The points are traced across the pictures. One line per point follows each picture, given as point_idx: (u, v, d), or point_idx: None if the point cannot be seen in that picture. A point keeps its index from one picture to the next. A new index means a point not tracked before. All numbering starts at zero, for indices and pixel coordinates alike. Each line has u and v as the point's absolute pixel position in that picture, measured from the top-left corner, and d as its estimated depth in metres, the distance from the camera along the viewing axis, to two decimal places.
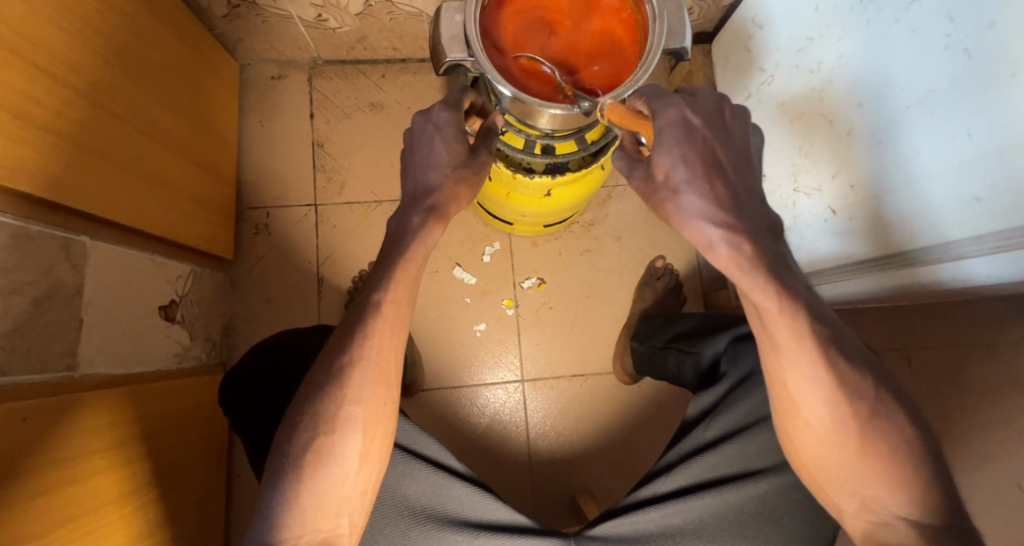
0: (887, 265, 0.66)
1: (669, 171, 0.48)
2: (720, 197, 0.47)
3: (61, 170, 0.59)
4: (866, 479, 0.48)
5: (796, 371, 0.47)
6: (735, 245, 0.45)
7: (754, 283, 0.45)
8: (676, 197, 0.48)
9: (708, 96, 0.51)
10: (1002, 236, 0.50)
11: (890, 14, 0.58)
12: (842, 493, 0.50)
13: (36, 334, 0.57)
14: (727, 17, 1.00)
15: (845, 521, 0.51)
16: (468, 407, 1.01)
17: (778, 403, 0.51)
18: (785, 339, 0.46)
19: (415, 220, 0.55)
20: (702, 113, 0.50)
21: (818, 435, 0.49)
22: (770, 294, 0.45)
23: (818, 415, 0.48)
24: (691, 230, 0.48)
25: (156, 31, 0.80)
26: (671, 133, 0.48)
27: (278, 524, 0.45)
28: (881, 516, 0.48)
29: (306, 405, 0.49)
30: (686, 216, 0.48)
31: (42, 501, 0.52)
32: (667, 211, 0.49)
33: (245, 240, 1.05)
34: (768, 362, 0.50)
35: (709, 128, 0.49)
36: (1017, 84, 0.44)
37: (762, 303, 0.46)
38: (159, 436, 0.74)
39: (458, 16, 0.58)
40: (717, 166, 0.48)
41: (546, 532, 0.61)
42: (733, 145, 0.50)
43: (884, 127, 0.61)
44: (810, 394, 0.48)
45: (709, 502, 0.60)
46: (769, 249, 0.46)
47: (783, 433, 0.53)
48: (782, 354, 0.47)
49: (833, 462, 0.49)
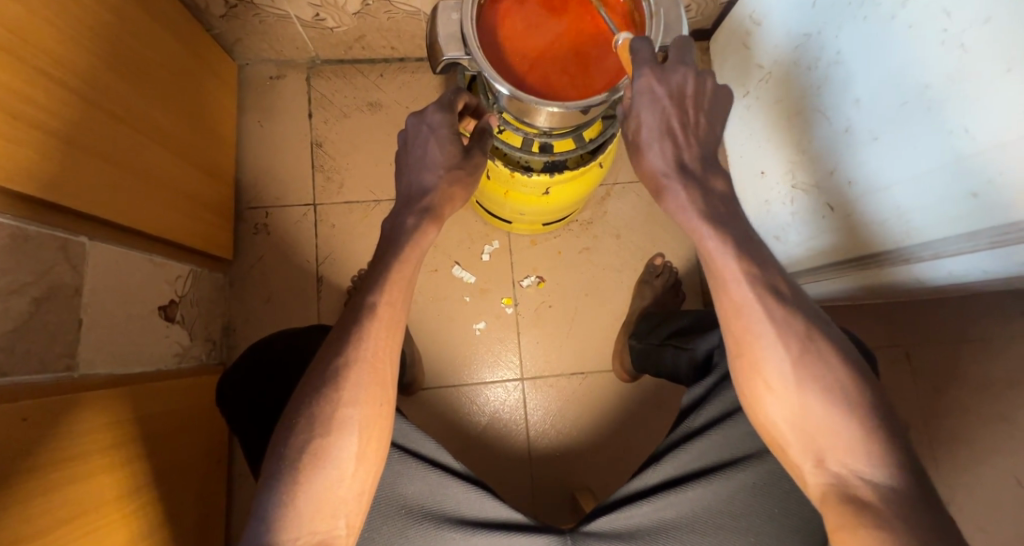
0: (883, 262, 0.66)
1: (635, 133, 0.51)
2: (672, 157, 0.50)
3: (60, 171, 0.60)
4: (823, 434, 0.46)
5: (738, 312, 0.48)
6: (682, 188, 0.49)
7: (690, 222, 0.49)
8: (640, 156, 0.52)
9: (677, 66, 0.51)
10: (995, 232, 0.50)
11: (886, 10, 0.57)
12: (798, 449, 0.47)
13: (35, 335, 0.57)
14: (725, 14, 1.00)
15: (807, 485, 0.48)
16: (468, 406, 1.01)
17: (730, 352, 0.50)
18: (725, 272, 0.48)
19: (410, 222, 0.55)
20: (669, 83, 0.50)
21: (772, 387, 0.48)
22: (706, 232, 0.48)
23: (769, 361, 0.47)
24: (648, 178, 0.52)
25: (153, 32, 0.80)
26: (641, 102, 0.50)
27: (276, 527, 0.46)
28: (837, 475, 0.45)
29: (302, 408, 0.49)
30: (645, 169, 0.52)
31: (42, 500, 0.52)
32: (634, 162, 0.53)
33: (244, 240, 1.05)
34: (717, 308, 0.50)
35: (675, 96, 0.50)
36: (1014, 79, 0.44)
37: (703, 242, 0.48)
38: (158, 436, 0.75)
39: (455, 15, 0.58)
40: (675, 133, 0.50)
41: (543, 530, 0.61)
42: (699, 109, 0.51)
43: (883, 123, 0.60)
44: (756, 336, 0.47)
45: (701, 494, 0.60)
46: (723, 220, 0.48)
47: (742, 391, 0.51)
48: (722, 291, 0.48)
49: (788, 416, 0.47)
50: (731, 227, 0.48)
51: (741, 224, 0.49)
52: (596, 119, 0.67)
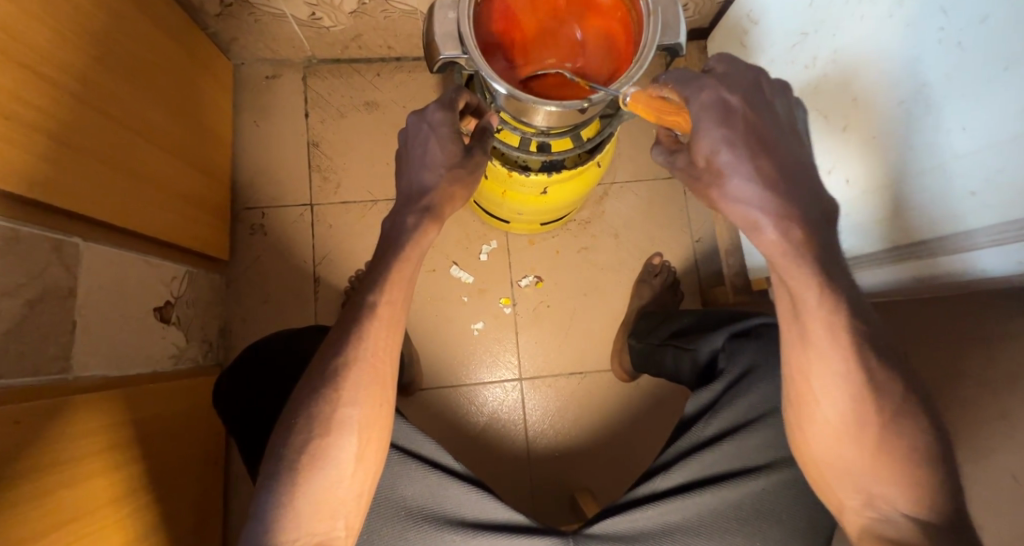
0: (891, 260, 0.66)
1: (710, 157, 0.42)
2: (769, 178, 0.41)
3: (52, 171, 0.59)
4: (870, 474, 0.47)
5: (823, 364, 0.46)
6: (785, 229, 0.41)
7: (798, 273, 0.41)
8: (722, 182, 0.42)
9: (743, 72, 0.45)
10: (1004, 228, 0.48)
11: (885, 9, 0.57)
12: (847, 489, 0.49)
13: (27, 338, 0.56)
14: (721, 13, 1.00)
15: (845, 519, 0.50)
16: (467, 407, 1.01)
17: (792, 393, 0.50)
18: (810, 322, 0.44)
19: (411, 221, 0.55)
20: (739, 89, 0.43)
21: (831, 430, 0.48)
22: (816, 285, 0.42)
23: (831, 407, 0.47)
24: (736, 213, 0.42)
25: (148, 30, 0.79)
26: (706, 119, 0.42)
27: (274, 528, 0.45)
28: (881, 512, 0.47)
29: (301, 408, 0.49)
30: (732, 207, 0.42)
31: (38, 504, 0.52)
32: (712, 197, 0.44)
33: (240, 241, 1.05)
34: (787, 354, 0.48)
35: (750, 106, 0.43)
36: (1012, 77, 0.44)
37: (800, 291, 0.43)
38: (154, 438, 0.74)
39: (452, 14, 0.57)
40: (764, 146, 0.42)
41: (544, 531, 0.61)
42: (777, 124, 0.44)
43: (885, 119, 0.60)
44: (829, 386, 0.46)
45: (708, 499, 0.60)
46: (821, 239, 0.41)
47: (793, 428, 0.52)
48: (806, 341, 0.46)
49: (845, 459, 0.48)
50: (820, 258, 0.41)
51: (842, 270, 0.43)
52: (594, 118, 0.67)
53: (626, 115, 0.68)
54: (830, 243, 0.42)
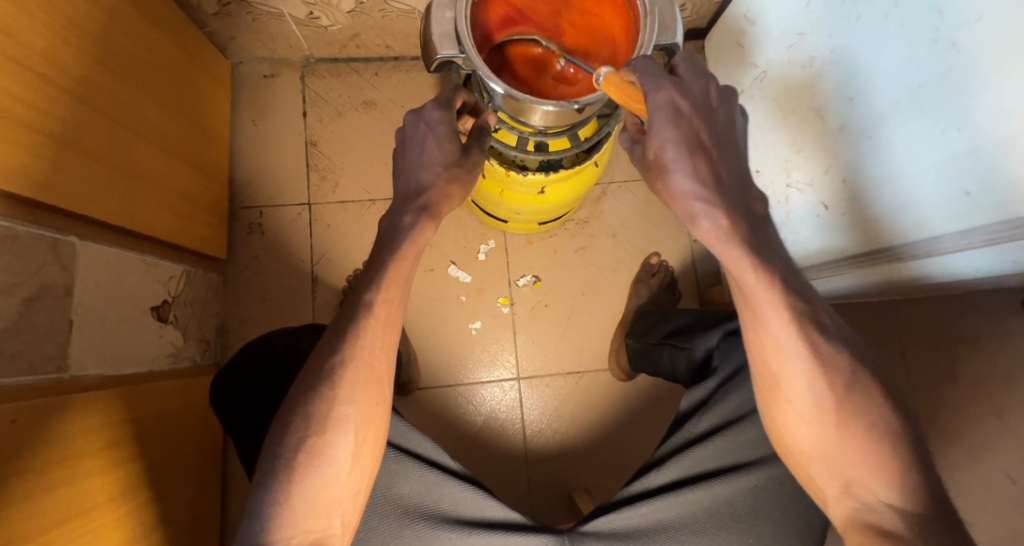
0: (840, 267, 0.75)
1: (659, 152, 0.47)
2: (706, 177, 0.45)
3: (51, 170, 0.59)
4: (852, 461, 0.46)
5: (774, 342, 0.47)
6: (716, 217, 0.44)
7: (732, 255, 0.45)
8: (665, 176, 0.47)
9: (697, 79, 0.49)
10: (992, 230, 0.49)
11: (880, 10, 0.58)
12: (824, 476, 0.48)
13: (24, 336, 0.56)
14: (719, 13, 1.00)
15: (829, 509, 0.48)
16: (464, 406, 1.01)
17: (761, 380, 0.50)
18: (764, 306, 0.45)
19: (408, 220, 0.55)
20: (692, 94, 0.47)
21: (800, 413, 0.48)
22: (749, 265, 0.44)
23: (800, 392, 0.47)
24: (678, 204, 0.46)
25: (146, 30, 0.79)
26: (660, 117, 0.46)
27: (269, 526, 0.45)
28: (862, 501, 0.45)
29: (297, 406, 0.49)
30: (674, 198, 0.47)
31: (35, 503, 0.52)
32: (656, 187, 0.48)
33: (238, 240, 1.05)
34: (748, 339, 0.49)
35: (699, 108, 0.47)
36: (1003, 79, 0.44)
37: (741, 275, 0.45)
38: (152, 437, 0.74)
39: (449, 13, 0.57)
40: (704, 148, 0.46)
41: (540, 529, 0.61)
42: (720, 125, 0.48)
43: (878, 120, 0.60)
44: (791, 368, 0.47)
45: (701, 496, 0.60)
46: (750, 226, 0.45)
47: (765, 411, 0.51)
48: (759, 323, 0.47)
49: (822, 445, 0.47)
50: (750, 241, 0.44)
51: (778, 253, 0.46)
52: (592, 118, 0.67)
53: None
54: (759, 230, 0.45)
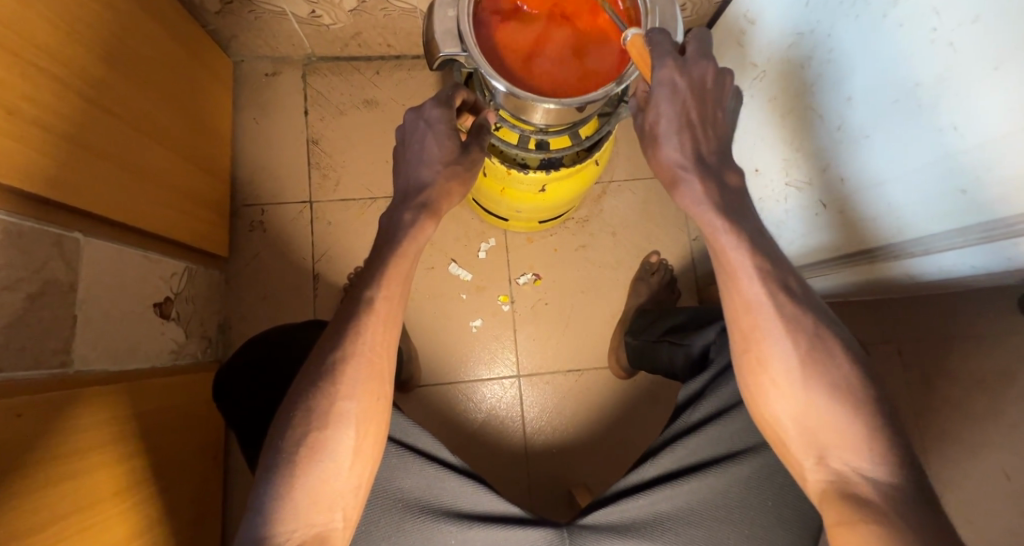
0: (830, 266, 0.76)
1: (653, 124, 0.51)
2: (689, 149, 0.50)
3: (56, 167, 0.59)
4: (828, 431, 0.46)
5: (749, 305, 0.48)
6: (695, 183, 0.49)
7: (703, 215, 0.48)
8: (656, 145, 0.51)
9: (700, 61, 0.51)
10: (987, 227, 0.50)
11: (878, 9, 0.58)
12: (801, 447, 0.47)
13: (28, 332, 0.56)
14: (720, 12, 1.00)
15: (807, 484, 0.48)
16: (465, 403, 1.02)
17: (736, 344, 0.50)
18: (737, 268, 0.47)
19: (408, 217, 0.56)
20: (689, 74, 0.50)
21: (774, 379, 0.48)
22: (722, 226, 0.47)
23: (777, 355, 0.47)
24: (662, 169, 0.51)
25: (149, 27, 0.79)
26: (660, 93, 0.49)
27: (272, 519, 0.46)
28: (837, 472, 0.45)
29: (299, 400, 0.49)
30: (660, 163, 0.51)
31: (40, 496, 0.52)
32: (648, 154, 0.53)
33: (240, 237, 1.05)
34: (725, 302, 0.50)
35: (694, 88, 0.50)
36: (1000, 77, 0.45)
37: (715, 236, 0.48)
38: (155, 433, 0.75)
39: (451, 12, 0.57)
40: (692, 126, 0.50)
41: (538, 523, 0.62)
42: (709, 105, 0.51)
43: (875, 120, 0.61)
44: (764, 332, 0.48)
45: (697, 488, 0.61)
46: (727, 192, 0.49)
47: (746, 385, 0.51)
48: (733, 284, 0.48)
49: (797, 413, 0.47)
50: (720, 202, 0.48)
51: (751, 219, 0.49)
52: (593, 116, 0.67)
53: (624, 114, 0.68)
54: (732, 199, 0.49)
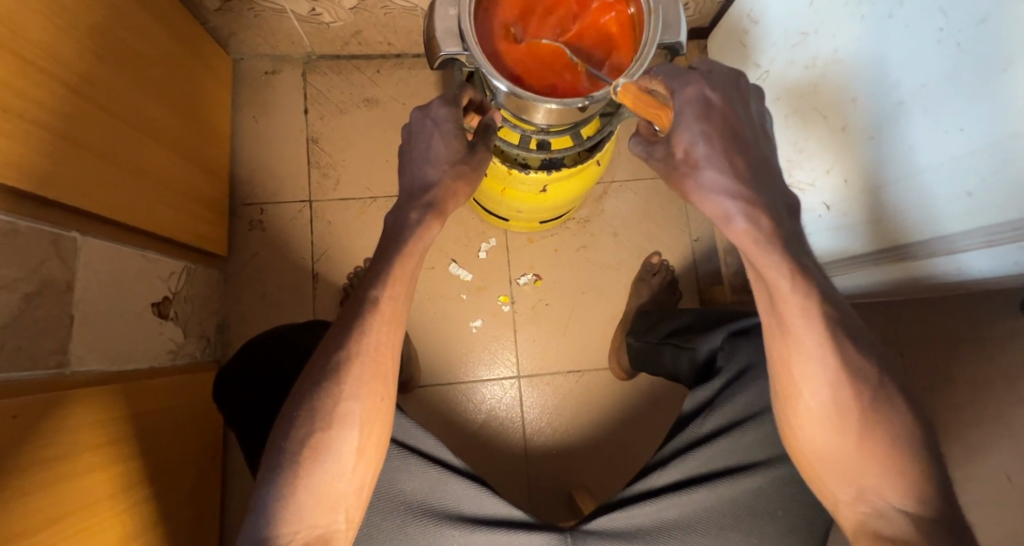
0: (841, 268, 0.76)
1: (689, 150, 0.47)
2: (737, 173, 0.46)
3: (52, 166, 0.58)
4: (864, 468, 0.47)
5: (801, 350, 0.47)
6: (752, 217, 0.45)
7: (769, 260, 0.44)
8: (696, 173, 0.47)
9: (717, 66, 0.50)
10: (990, 230, 0.50)
11: (885, 10, 0.58)
12: (837, 482, 0.48)
13: (25, 332, 0.56)
14: (722, 12, 1.00)
15: (840, 516, 0.49)
16: (465, 404, 1.01)
17: (778, 380, 0.50)
18: (790, 308, 0.46)
19: (414, 216, 0.55)
20: (722, 91, 0.48)
21: (817, 418, 0.48)
22: (785, 270, 0.44)
23: (818, 392, 0.48)
24: (709, 205, 0.47)
25: (147, 25, 0.79)
26: (689, 112, 0.47)
27: (275, 520, 0.45)
28: (874, 506, 0.47)
29: (304, 401, 0.49)
30: (704, 196, 0.47)
31: (36, 499, 0.52)
32: (685, 191, 0.48)
33: (239, 237, 1.04)
34: (772, 341, 0.49)
35: (726, 101, 0.48)
36: (1005, 80, 0.44)
37: (775, 281, 0.45)
38: (152, 434, 0.74)
39: (452, 10, 0.56)
40: (740, 143, 0.47)
41: (542, 528, 0.61)
42: (749, 124, 0.49)
43: (880, 121, 0.61)
44: (811, 374, 0.47)
45: (705, 496, 0.60)
46: (785, 226, 0.45)
47: (783, 417, 0.52)
48: (789, 333, 0.47)
49: (836, 449, 0.48)
50: (787, 247, 0.45)
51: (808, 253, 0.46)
52: (595, 116, 0.67)
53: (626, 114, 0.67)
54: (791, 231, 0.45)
